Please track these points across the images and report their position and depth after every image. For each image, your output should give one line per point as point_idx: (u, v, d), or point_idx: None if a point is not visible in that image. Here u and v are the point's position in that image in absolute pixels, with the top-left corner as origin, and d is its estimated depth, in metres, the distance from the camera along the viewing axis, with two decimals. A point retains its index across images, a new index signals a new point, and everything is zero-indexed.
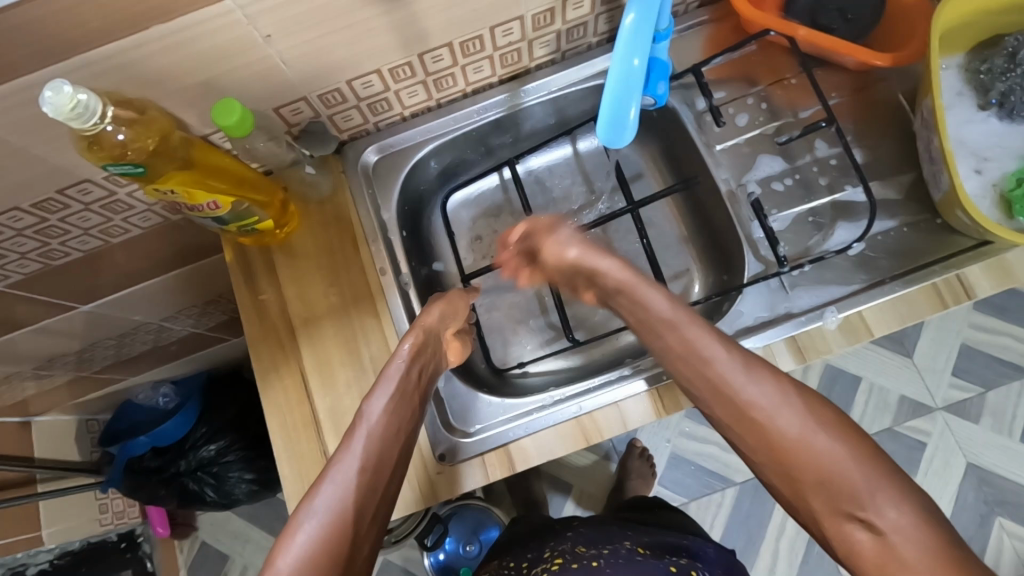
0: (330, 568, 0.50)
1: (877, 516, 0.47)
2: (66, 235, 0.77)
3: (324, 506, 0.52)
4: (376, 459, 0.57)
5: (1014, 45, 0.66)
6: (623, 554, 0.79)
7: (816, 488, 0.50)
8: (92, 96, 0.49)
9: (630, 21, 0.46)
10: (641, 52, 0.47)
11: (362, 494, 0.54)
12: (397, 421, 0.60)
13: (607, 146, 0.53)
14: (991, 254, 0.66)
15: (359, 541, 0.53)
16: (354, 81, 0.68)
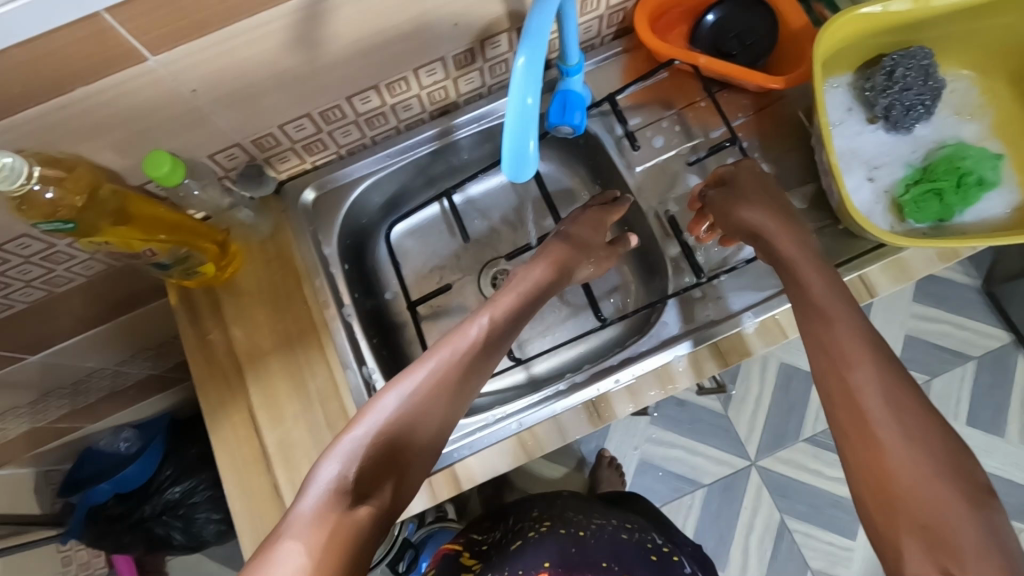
0: (406, 434, 0.55)
1: None
2: (9, 288, 0.78)
3: (412, 386, 0.57)
4: (477, 362, 0.62)
5: (890, 64, 0.72)
6: (608, 529, 0.88)
7: None
8: (17, 158, 0.50)
9: (522, 63, 0.49)
10: (533, 90, 0.49)
11: (447, 389, 0.59)
12: (500, 329, 0.65)
13: (511, 181, 0.55)
14: (889, 254, 0.72)
15: (436, 432, 0.57)
16: (286, 125, 0.72)
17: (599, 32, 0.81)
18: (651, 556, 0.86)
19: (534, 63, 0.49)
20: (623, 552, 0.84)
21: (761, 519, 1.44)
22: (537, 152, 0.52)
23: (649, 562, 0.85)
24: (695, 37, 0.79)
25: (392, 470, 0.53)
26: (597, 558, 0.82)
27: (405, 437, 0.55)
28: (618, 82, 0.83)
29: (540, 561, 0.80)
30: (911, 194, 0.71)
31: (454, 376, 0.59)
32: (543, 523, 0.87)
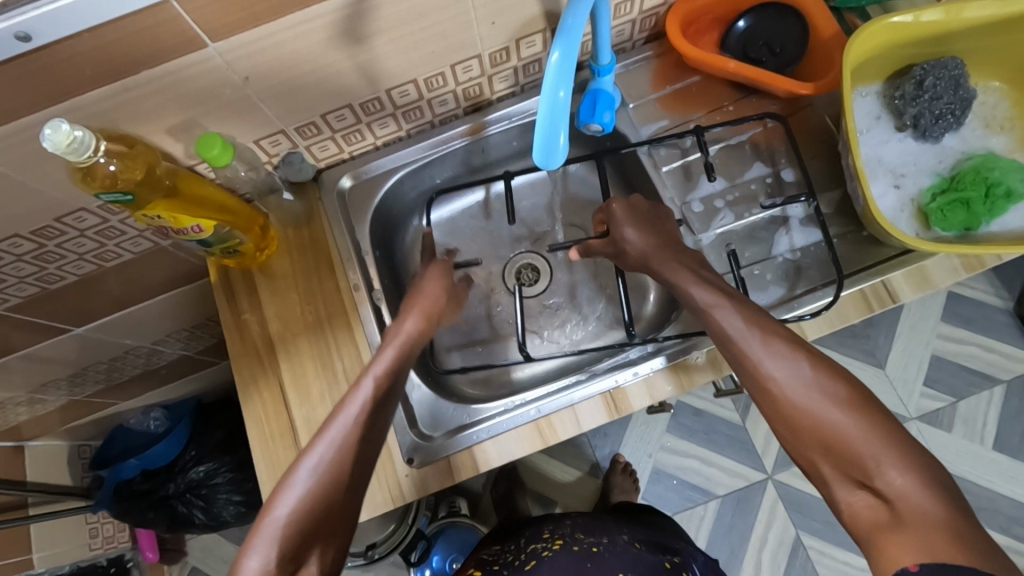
0: (324, 515, 0.53)
1: (883, 483, 0.49)
2: (63, 260, 0.83)
3: (318, 459, 0.55)
4: (376, 417, 0.60)
5: (920, 73, 0.73)
6: (620, 544, 0.88)
7: (825, 454, 0.52)
8: (88, 133, 0.54)
9: (555, 58, 0.51)
10: (565, 84, 0.51)
11: (353, 455, 0.56)
12: (389, 384, 0.63)
13: (540, 169, 0.58)
14: (913, 262, 0.72)
15: (351, 498, 0.55)
16: (328, 115, 0.75)
17: (631, 36, 0.84)
18: (667, 565, 0.85)
19: (567, 58, 0.51)
20: (637, 561, 0.84)
21: (774, 533, 1.43)
22: (568, 145, 0.55)
23: (667, 569, 0.85)
24: (724, 43, 0.80)
25: (315, 547, 0.51)
26: (611, 565, 0.82)
27: (323, 508, 0.53)
28: (648, 85, 0.85)
29: (553, 573, 0.81)
30: (937, 202, 0.71)
31: (360, 433, 0.58)
32: (552, 543, 0.87)
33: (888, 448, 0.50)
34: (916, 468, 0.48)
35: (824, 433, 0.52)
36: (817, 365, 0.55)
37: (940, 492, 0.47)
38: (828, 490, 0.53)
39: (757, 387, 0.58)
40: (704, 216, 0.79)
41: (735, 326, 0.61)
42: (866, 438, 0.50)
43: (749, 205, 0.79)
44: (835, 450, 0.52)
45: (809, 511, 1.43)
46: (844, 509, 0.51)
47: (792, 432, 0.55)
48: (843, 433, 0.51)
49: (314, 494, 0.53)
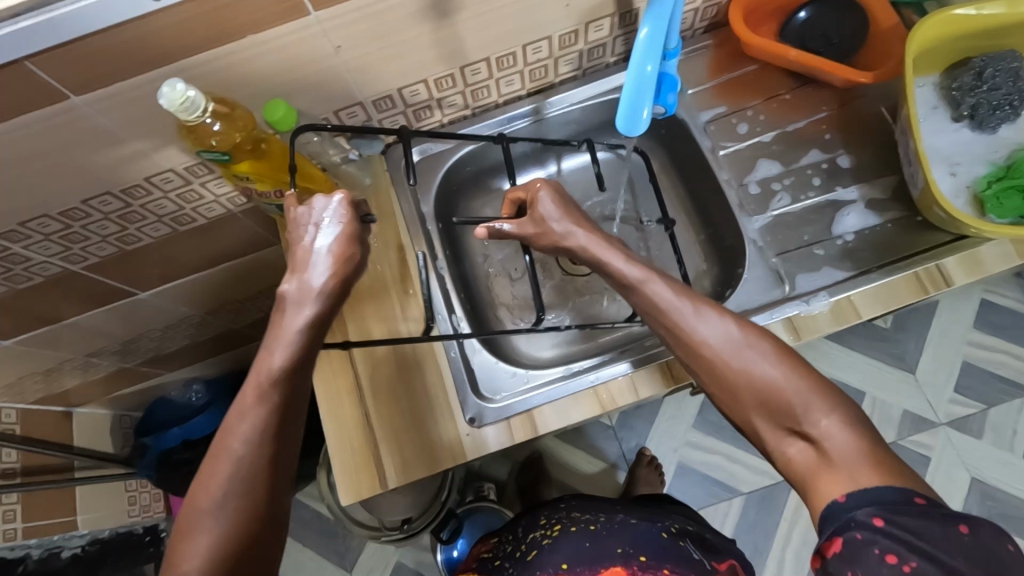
0: (243, 538, 0.50)
1: (812, 427, 0.53)
2: (143, 221, 0.87)
3: (210, 503, 0.50)
4: (277, 428, 0.52)
5: (980, 64, 0.76)
6: (618, 520, 0.85)
7: (759, 408, 0.56)
8: (198, 95, 0.58)
9: (644, 34, 0.55)
10: (654, 58, 0.55)
11: (252, 477, 0.51)
12: (277, 391, 0.52)
13: (623, 135, 0.61)
14: (966, 247, 0.74)
15: (266, 525, 0.52)
16: (403, 90, 0.79)
17: (692, 24, 0.87)
18: (666, 533, 0.83)
19: (655, 33, 0.55)
20: (636, 532, 0.82)
21: (798, 532, 1.43)
22: (651, 116, 0.58)
23: (665, 538, 0.82)
24: (782, 32, 0.84)
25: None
26: (610, 543, 0.80)
27: (229, 558, 0.49)
28: (706, 72, 0.88)
29: (555, 558, 0.80)
30: (993, 190, 0.73)
31: (258, 464, 0.51)
32: (552, 529, 0.85)
33: (815, 394, 0.54)
34: (842, 409, 0.53)
35: (758, 390, 0.55)
36: (752, 330, 0.58)
37: (861, 428, 0.52)
38: (761, 438, 0.57)
39: (691, 352, 0.59)
40: (760, 198, 0.82)
41: (680, 303, 0.60)
42: (798, 389, 0.54)
43: (804, 188, 0.81)
44: (767, 404, 0.55)
45: None
46: (782, 457, 0.56)
47: (729, 392, 0.57)
48: (778, 389, 0.55)
49: (225, 538, 0.49)
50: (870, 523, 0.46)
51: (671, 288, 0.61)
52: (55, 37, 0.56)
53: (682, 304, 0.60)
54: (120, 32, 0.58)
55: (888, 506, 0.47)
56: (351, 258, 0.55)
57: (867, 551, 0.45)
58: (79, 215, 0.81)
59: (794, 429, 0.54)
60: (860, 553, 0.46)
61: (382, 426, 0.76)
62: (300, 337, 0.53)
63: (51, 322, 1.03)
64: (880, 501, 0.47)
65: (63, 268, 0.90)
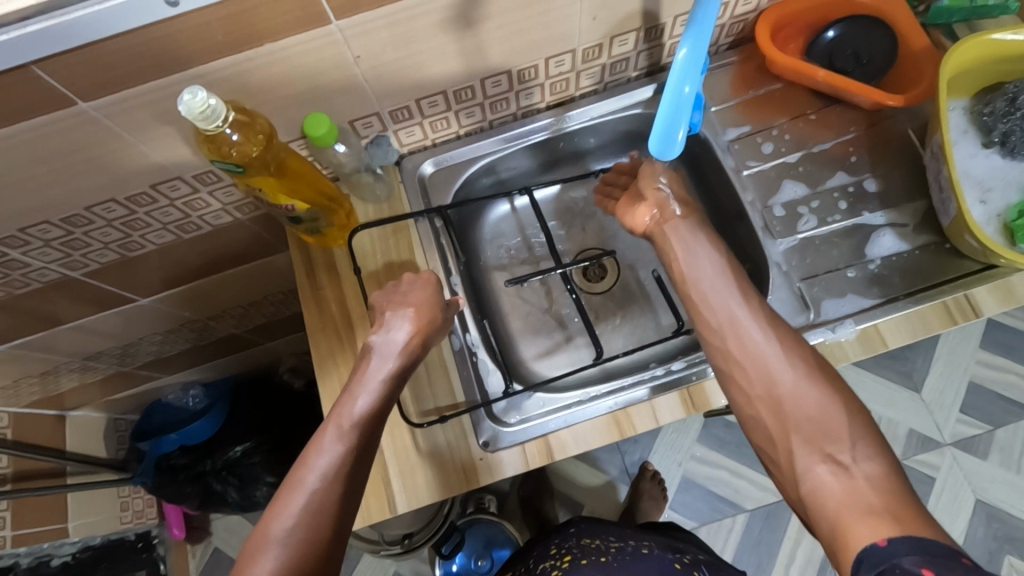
0: (304, 568, 0.53)
1: (853, 461, 0.51)
2: (147, 228, 0.84)
3: (291, 525, 0.54)
4: (353, 463, 0.59)
5: (1014, 91, 0.74)
6: (630, 551, 0.82)
7: (800, 425, 0.55)
8: (220, 102, 0.55)
9: (682, 55, 0.52)
10: (692, 80, 0.53)
11: (326, 510, 0.56)
12: (366, 436, 0.61)
13: (656, 159, 0.59)
14: (997, 277, 0.73)
15: (329, 560, 0.55)
16: (421, 100, 0.77)
17: (718, 40, 0.85)
18: (678, 565, 0.80)
19: (694, 55, 0.52)
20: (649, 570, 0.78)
21: (803, 550, 1.41)
22: (688, 137, 0.56)
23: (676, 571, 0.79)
24: (810, 50, 0.82)
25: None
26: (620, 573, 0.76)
27: None
28: (730, 89, 0.86)
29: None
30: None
31: (332, 495, 0.57)
32: (562, 561, 0.81)
33: (862, 435, 0.53)
34: (884, 455, 0.52)
35: (803, 410, 0.55)
36: (813, 359, 0.58)
37: (900, 478, 0.51)
38: (793, 462, 0.55)
39: (731, 362, 0.60)
40: (784, 220, 0.80)
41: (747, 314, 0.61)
42: (849, 423, 0.53)
43: (829, 212, 0.80)
44: (805, 429, 0.54)
45: None
46: (806, 483, 0.53)
47: (771, 409, 0.57)
48: (824, 411, 0.54)
49: (289, 567, 0.52)
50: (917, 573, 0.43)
51: (725, 297, 0.63)
52: (66, 42, 0.53)
53: (738, 312, 0.61)
54: (134, 37, 0.55)
55: (937, 558, 0.43)
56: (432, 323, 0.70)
57: None
58: (81, 222, 0.78)
59: (827, 457, 0.52)
60: None
61: (394, 449, 0.74)
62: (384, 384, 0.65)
63: (48, 325, 1.00)
64: (929, 552, 0.44)
65: (63, 273, 0.88)
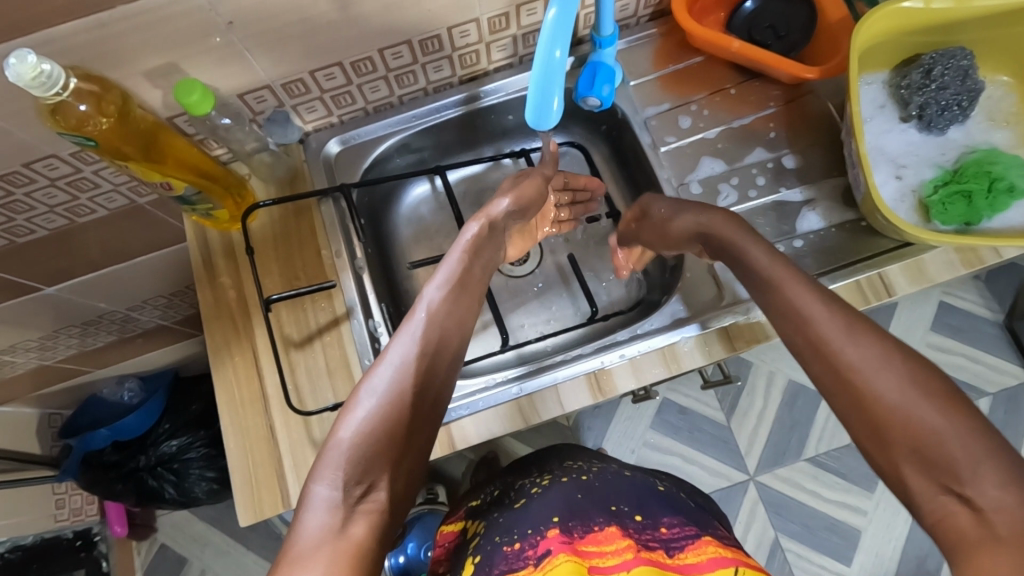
0: (391, 434, 0.51)
1: (977, 492, 0.41)
2: (32, 211, 0.79)
3: (381, 386, 0.53)
4: (439, 338, 0.59)
5: (928, 62, 0.71)
6: (610, 473, 0.76)
7: (909, 454, 0.45)
8: (56, 67, 0.51)
9: (552, 16, 0.49)
10: (561, 45, 0.50)
11: (419, 373, 0.56)
12: (452, 313, 0.62)
13: (533, 128, 0.58)
14: (910, 255, 0.71)
15: (416, 427, 0.54)
16: (316, 72, 0.72)
17: (636, 11, 0.81)
18: (662, 487, 0.75)
19: (564, 16, 0.49)
20: (631, 489, 0.71)
21: (753, 535, 1.34)
22: (560, 109, 0.55)
23: (659, 491, 0.74)
24: (730, 23, 0.79)
25: (384, 469, 0.50)
26: (603, 499, 0.67)
27: (381, 437, 0.51)
28: (649, 63, 0.83)
29: (544, 513, 0.64)
30: (938, 195, 0.69)
31: (419, 366, 0.56)
32: (541, 479, 0.74)
33: (988, 457, 0.42)
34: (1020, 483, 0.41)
35: (907, 421, 0.45)
36: (924, 372, 0.46)
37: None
38: (907, 490, 0.45)
39: (839, 386, 0.49)
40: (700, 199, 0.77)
41: (834, 327, 0.51)
42: (965, 444, 0.42)
43: (749, 187, 0.77)
44: (913, 451, 0.44)
45: (791, 515, 1.35)
46: (926, 511, 0.44)
47: (871, 418, 0.47)
48: (938, 431, 0.44)
49: (381, 418, 0.51)
50: None
51: (797, 293, 0.55)
52: None
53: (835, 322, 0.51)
54: None
55: None
56: (502, 232, 0.74)
57: None
58: None
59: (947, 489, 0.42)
60: None
61: (287, 440, 0.71)
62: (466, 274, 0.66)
63: None
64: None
65: None
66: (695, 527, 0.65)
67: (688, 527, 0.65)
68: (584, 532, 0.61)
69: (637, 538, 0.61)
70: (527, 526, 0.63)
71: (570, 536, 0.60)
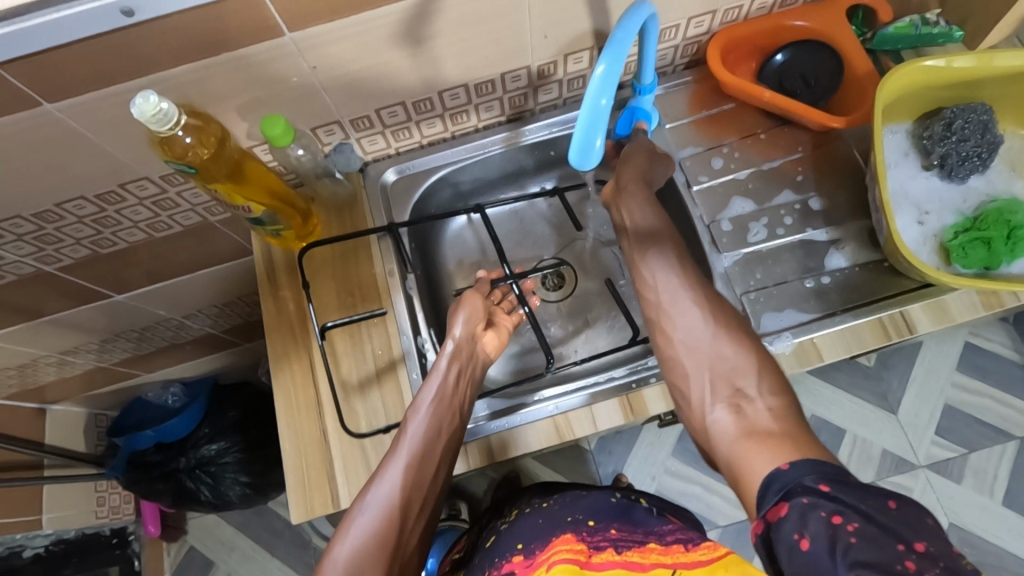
0: (382, 548, 0.57)
1: (754, 396, 0.55)
2: (117, 226, 0.87)
3: (375, 504, 0.59)
4: (432, 444, 0.65)
5: (949, 116, 0.76)
6: (573, 494, 0.80)
7: (712, 369, 0.58)
8: (172, 106, 0.59)
9: (600, 71, 0.56)
10: (607, 94, 0.57)
11: (409, 485, 0.61)
12: (444, 418, 0.67)
13: (575, 168, 0.64)
14: (931, 295, 0.75)
15: (406, 533, 0.60)
16: (381, 110, 0.80)
17: (673, 60, 0.88)
18: (617, 496, 0.78)
19: (611, 70, 0.56)
20: (590, 502, 0.75)
21: None
22: (603, 149, 0.61)
23: (617, 499, 0.77)
24: (761, 74, 0.86)
25: None
26: (562, 517, 0.73)
27: (373, 549, 0.57)
28: (684, 107, 0.89)
29: (511, 543, 0.72)
30: (959, 240, 0.73)
31: (406, 480, 0.61)
32: (509, 517, 0.81)
33: (764, 372, 0.56)
34: (784, 391, 0.55)
35: (718, 358, 0.58)
36: (717, 310, 0.61)
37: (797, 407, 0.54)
38: (699, 399, 0.58)
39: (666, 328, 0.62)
40: (729, 235, 0.82)
41: (668, 284, 0.64)
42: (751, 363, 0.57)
43: (776, 226, 0.82)
44: (715, 370, 0.58)
45: None
46: (713, 419, 0.56)
47: (690, 356, 0.60)
48: (736, 361, 0.57)
49: (372, 532, 0.58)
50: (817, 488, 0.45)
51: (656, 267, 0.65)
52: (29, 45, 0.56)
53: (672, 283, 0.63)
54: (96, 43, 0.58)
55: (832, 475, 0.46)
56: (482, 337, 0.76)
57: (813, 514, 0.43)
58: (53, 217, 0.81)
59: (735, 393, 0.56)
60: (807, 516, 0.43)
61: (339, 444, 0.76)
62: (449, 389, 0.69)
63: (28, 318, 1.02)
64: (822, 471, 0.46)
65: (37, 267, 0.90)
66: (644, 530, 0.67)
67: (635, 532, 0.66)
68: (543, 547, 0.67)
69: (589, 543, 0.64)
70: (494, 556, 0.71)
71: (532, 557, 0.66)
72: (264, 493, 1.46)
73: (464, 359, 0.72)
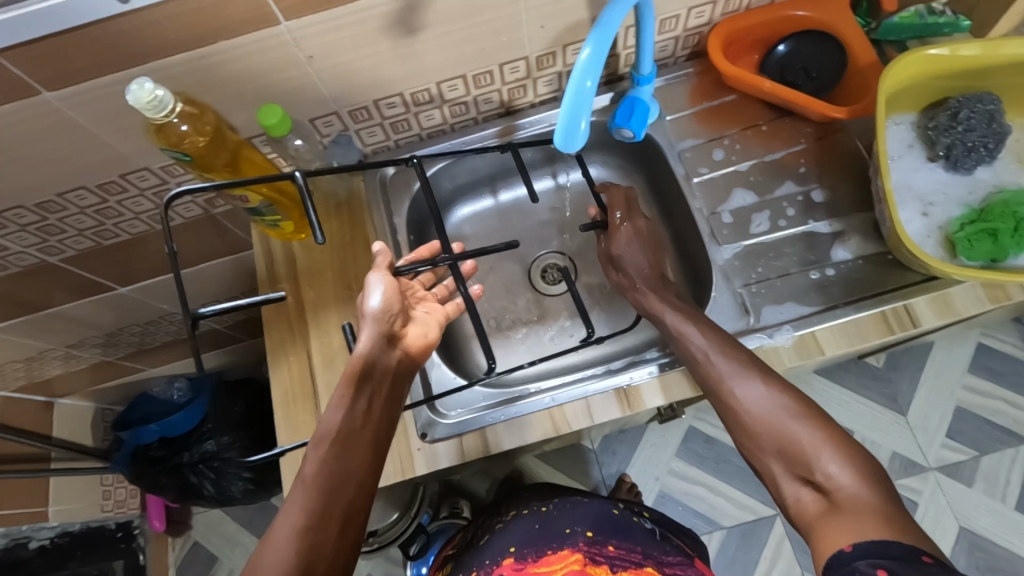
0: None
1: (825, 475, 0.54)
2: (120, 217, 0.88)
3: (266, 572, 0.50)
4: (334, 491, 0.54)
5: (955, 106, 0.75)
6: (572, 499, 0.81)
7: (776, 454, 0.58)
8: (167, 94, 0.59)
9: (586, 55, 0.56)
10: (593, 76, 0.56)
11: (307, 546, 0.51)
12: (346, 459, 0.56)
13: (562, 151, 0.63)
14: (937, 288, 0.73)
15: None
16: (379, 102, 0.80)
17: (674, 52, 0.87)
18: (616, 507, 0.80)
19: (598, 54, 0.56)
20: (589, 507, 0.78)
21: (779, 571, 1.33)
22: (588, 131, 0.60)
23: (614, 509, 0.79)
24: (763, 64, 0.84)
25: None
26: (560, 523, 0.75)
27: None
28: (684, 98, 0.88)
29: (503, 544, 0.75)
30: (964, 232, 0.72)
31: (301, 543, 0.51)
32: (507, 515, 0.83)
33: (830, 443, 0.55)
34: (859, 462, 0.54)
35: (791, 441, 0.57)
36: (795, 398, 0.60)
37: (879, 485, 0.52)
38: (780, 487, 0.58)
39: (742, 428, 0.61)
40: (730, 226, 0.81)
41: (729, 369, 0.64)
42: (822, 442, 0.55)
43: (778, 217, 0.81)
44: (784, 455, 0.57)
45: None
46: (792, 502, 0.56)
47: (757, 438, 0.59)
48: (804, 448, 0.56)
49: None
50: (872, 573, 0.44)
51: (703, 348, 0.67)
52: (27, 32, 0.57)
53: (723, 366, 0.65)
54: (93, 30, 0.59)
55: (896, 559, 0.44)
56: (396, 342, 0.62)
57: None
58: (55, 208, 0.82)
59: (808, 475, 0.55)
60: None
61: None
62: (357, 421, 0.58)
63: (33, 310, 1.03)
64: (888, 555, 0.45)
65: (41, 259, 0.91)
66: (642, 549, 0.73)
67: (633, 551, 0.72)
68: (537, 557, 0.72)
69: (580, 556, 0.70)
70: (486, 557, 0.75)
71: (522, 563, 0.71)
72: (267, 489, 1.46)
73: (372, 382, 0.59)
